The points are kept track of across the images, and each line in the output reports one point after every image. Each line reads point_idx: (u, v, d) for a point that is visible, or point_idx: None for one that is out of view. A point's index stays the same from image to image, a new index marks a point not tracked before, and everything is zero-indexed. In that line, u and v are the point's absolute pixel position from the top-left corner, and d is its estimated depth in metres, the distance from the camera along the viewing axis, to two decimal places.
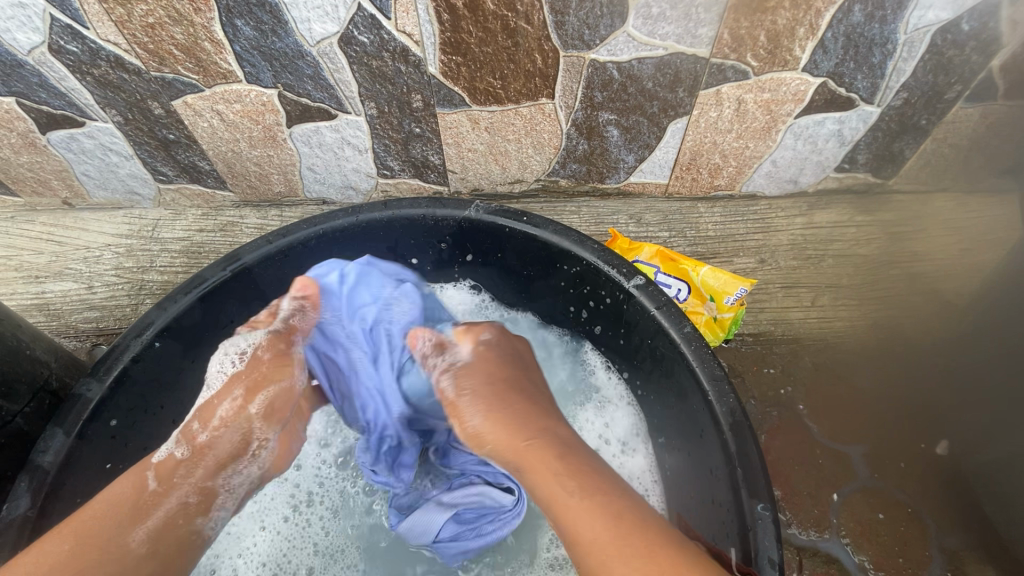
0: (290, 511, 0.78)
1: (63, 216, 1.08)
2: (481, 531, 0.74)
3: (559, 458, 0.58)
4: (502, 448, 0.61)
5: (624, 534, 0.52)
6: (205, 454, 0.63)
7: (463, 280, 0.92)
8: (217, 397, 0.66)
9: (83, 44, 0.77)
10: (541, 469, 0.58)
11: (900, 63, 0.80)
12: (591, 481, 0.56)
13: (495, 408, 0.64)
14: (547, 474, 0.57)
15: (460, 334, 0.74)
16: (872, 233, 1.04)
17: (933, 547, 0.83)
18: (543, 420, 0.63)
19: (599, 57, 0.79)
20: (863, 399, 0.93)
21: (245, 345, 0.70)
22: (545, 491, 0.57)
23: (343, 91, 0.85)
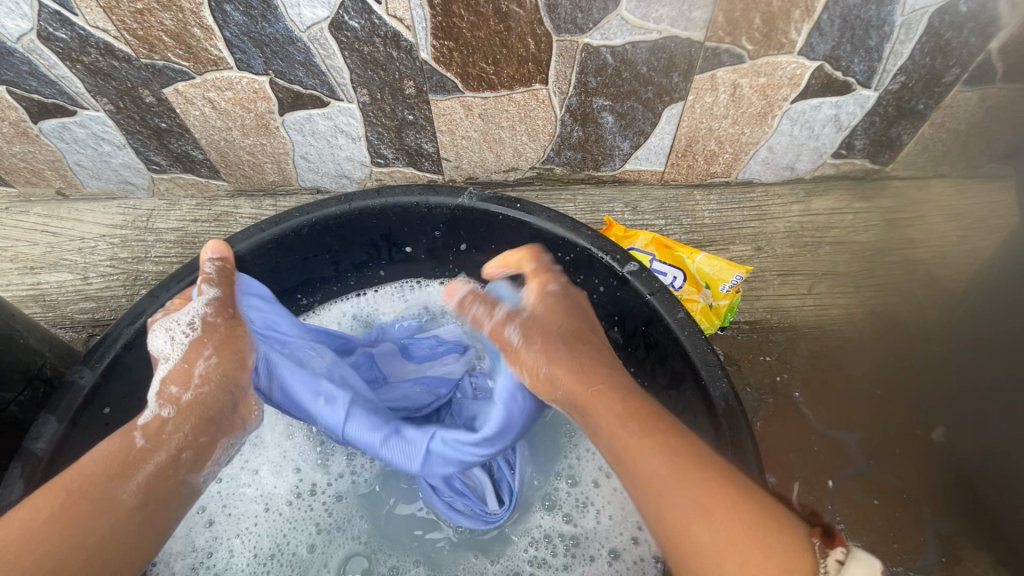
0: (292, 498, 0.78)
1: (57, 207, 1.07)
2: (454, 504, 0.73)
3: (621, 403, 0.55)
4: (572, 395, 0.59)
5: (686, 472, 0.47)
6: (190, 409, 0.61)
7: (456, 270, 0.92)
8: (185, 359, 0.64)
9: (72, 31, 0.77)
10: (603, 410, 0.55)
11: (897, 45, 0.79)
12: (653, 422, 0.52)
13: (558, 359, 0.63)
14: (607, 407, 0.55)
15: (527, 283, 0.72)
16: (870, 219, 1.04)
17: (927, 533, 0.83)
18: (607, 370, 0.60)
19: (592, 42, 0.78)
20: (859, 386, 0.93)
21: (192, 315, 0.67)
22: (603, 428, 0.54)
23: (334, 78, 0.84)
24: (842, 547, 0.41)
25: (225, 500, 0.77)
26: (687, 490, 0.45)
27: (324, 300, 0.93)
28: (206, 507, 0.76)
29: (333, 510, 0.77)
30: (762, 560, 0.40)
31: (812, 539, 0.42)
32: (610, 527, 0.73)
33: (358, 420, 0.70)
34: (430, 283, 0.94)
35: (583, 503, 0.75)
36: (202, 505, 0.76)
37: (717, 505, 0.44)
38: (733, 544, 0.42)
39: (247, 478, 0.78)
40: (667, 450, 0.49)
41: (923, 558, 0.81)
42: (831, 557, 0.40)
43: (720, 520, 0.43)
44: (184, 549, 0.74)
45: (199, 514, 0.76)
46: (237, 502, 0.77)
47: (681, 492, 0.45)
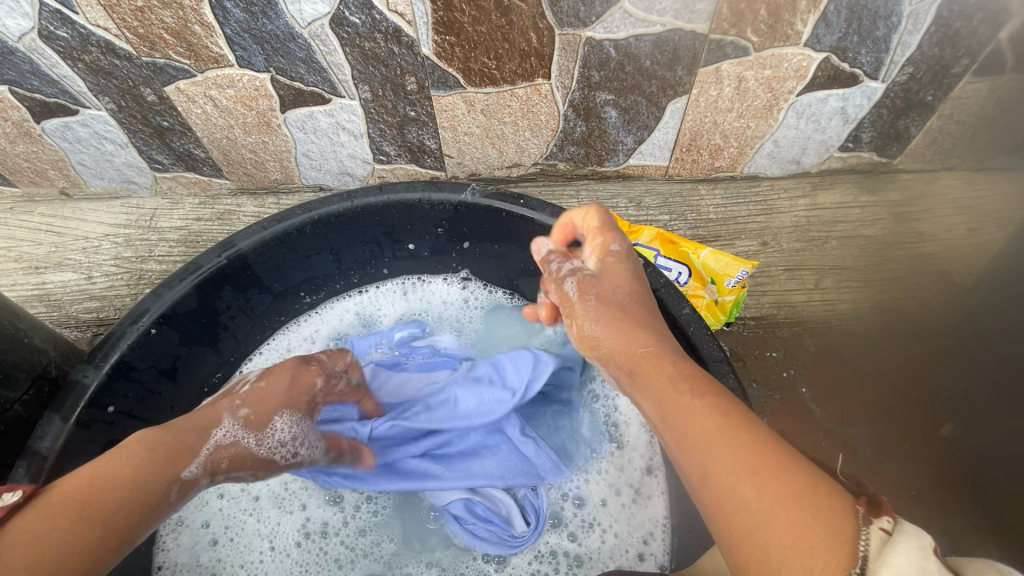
0: (299, 539, 0.75)
1: (60, 207, 1.07)
2: (478, 531, 0.72)
3: (677, 363, 0.51)
4: (620, 353, 0.54)
5: (743, 439, 0.42)
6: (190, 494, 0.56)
7: (459, 269, 0.92)
8: (252, 466, 0.60)
9: (73, 30, 0.77)
10: (655, 372, 0.50)
11: (905, 35, 0.78)
12: (706, 382, 0.48)
13: (613, 315, 0.57)
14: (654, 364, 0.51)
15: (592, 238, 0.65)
16: (877, 213, 1.03)
17: (938, 529, 0.82)
18: (661, 333, 0.55)
19: (595, 35, 0.78)
20: (867, 382, 0.92)
21: (303, 450, 0.63)
22: (654, 387, 0.50)
23: (336, 75, 0.83)
24: (890, 517, 0.37)
25: (229, 520, 0.76)
26: (735, 451, 0.42)
27: (327, 298, 0.93)
28: (210, 522, 0.76)
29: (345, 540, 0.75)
30: (813, 517, 0.37)
31: (858, 507, 0.38)
32: (615, 546, 0.73)
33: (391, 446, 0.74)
34: (431, 279, 0.94)
35: (589, 525, 0.74)
36: (207, 527, 0.76)
37: (764, 462, 0.41)
38: (778, 507, 0.38)
39: (252, 505, 0.77)
40: (718, 409, 0.45)
41: None
42: (876, 525, 0.36)
43: (768, 479, 0.40)
44: (190, 563, 0.74)
45: (204, 533, 0.75)
46: (243, 530, 0.76)
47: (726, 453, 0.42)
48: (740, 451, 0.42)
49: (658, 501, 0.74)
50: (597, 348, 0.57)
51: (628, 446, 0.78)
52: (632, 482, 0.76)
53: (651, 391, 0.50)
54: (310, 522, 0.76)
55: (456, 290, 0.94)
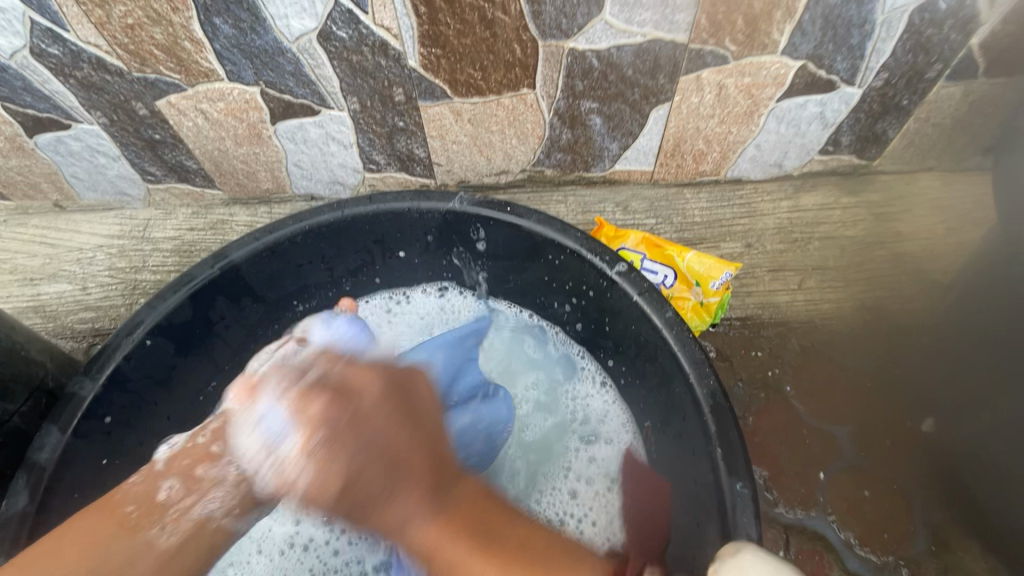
0: (283, 547, 0.80)
1: (54, 219, 1.08)
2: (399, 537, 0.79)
3: (422, 477, 0.55)
4: (362, 496, 0.54)
5: (522, 568, 0.50)
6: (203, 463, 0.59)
7: (439, 280, 0.95)
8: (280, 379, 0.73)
9: (64, 47, 0.78)
10: (395, 504, 0.54)
11: (879, 43, 0.80)
12: (491, 506, 0.56)
13: (326, 454, 0.55)
14: (398, 500, 0.54)
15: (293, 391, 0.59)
16: (858, 214, 1.05)
17: (917, 522, 0.84)
18: (386, 478, 0.54)
19: (578, 46, 0.79)
20: (849, 379, 0.95)
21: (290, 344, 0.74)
22: (409, 532, 0.54)
23: (325, 87, 0.85)
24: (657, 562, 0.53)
25: None
26: None
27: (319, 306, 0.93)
28: None
29: (327, 556, 0.80)
30: None
31: None
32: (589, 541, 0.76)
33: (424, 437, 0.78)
34: (413, 292, 0.96)
35: (561, 520, 0.78)
36: None
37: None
38: None
39: None
40: (487, 555, 0.51)
41: (912, 547, 0.83)
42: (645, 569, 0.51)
43: None
44: None
45: None
46: None
47: None
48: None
49: (642, 495, 0.76)
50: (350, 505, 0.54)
51: (603, 438, 0.83)
52: (608, 471, 0.80)
53: (405, 528, 0.53)
54: (298, 535, 0.81)
55: (433, 301, 0.96)
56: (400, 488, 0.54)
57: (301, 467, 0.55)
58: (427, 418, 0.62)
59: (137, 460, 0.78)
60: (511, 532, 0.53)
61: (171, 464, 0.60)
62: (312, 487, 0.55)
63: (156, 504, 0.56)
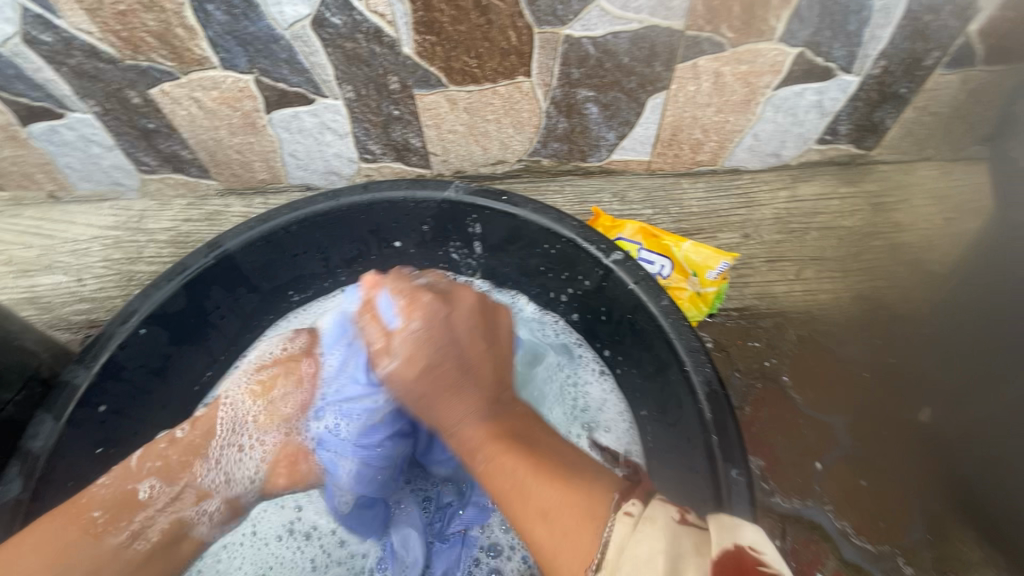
0: (283, 533, 0.80)
1: (48, 210, 1.08)
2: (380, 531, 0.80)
3: (481, 388, 0.63)
4: (433, 380, 0.64)
5: (546, 471, 0.53)
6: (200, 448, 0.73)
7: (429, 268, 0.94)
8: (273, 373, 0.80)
9: (56, 34, 0.78)
10: (453, 399, 0.62)
11: (877, 30, 0.79)
12: (532, 424, 0.62)
13: (420, 336, 0.65)
14: (455, 392, 0.62)
15: (402, 301, 0.68)
16: (856, 204, 1.04)
17: (914, 512, 0.84)
18: (458, 380, 0.63)
19: (574, 33, 0.79)
20: (846, 369, 0.94)
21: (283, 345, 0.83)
22: (458, 422, 0.61)
23: (319, 75, 0.84)
24: (637, 502, 0.46)
25: None
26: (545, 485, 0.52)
27: (314, 296, 0.93)
28: None
29: (330, 545, 0.80)
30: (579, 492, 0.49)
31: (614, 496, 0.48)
32: None
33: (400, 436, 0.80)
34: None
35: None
36: None
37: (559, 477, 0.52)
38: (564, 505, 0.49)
39: None
40: (519, 456, 0.56)
41: (909, 537, 0.83)
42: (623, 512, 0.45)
43: (538, 496, 0.51)
44: None
45: None
46: None
47: (545, 484, 0.52)
48: (550, 486, 0.51)
49: None
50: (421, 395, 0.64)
51: (604, 426, 0.82)
52: (608, 461, 0.80)
53: (456, 416, 0.61)
54: (298, 522, 0.81)
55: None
56: (463, 385, 0.63)
57: (400, 344, 0.66)
58: (503, 343, 0.70)
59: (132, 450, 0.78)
60: (549, 449, 0.57)
61: (142, 461, 0.69)
62: (400, 361, 0.66)
63: (124, 503, 0.65)
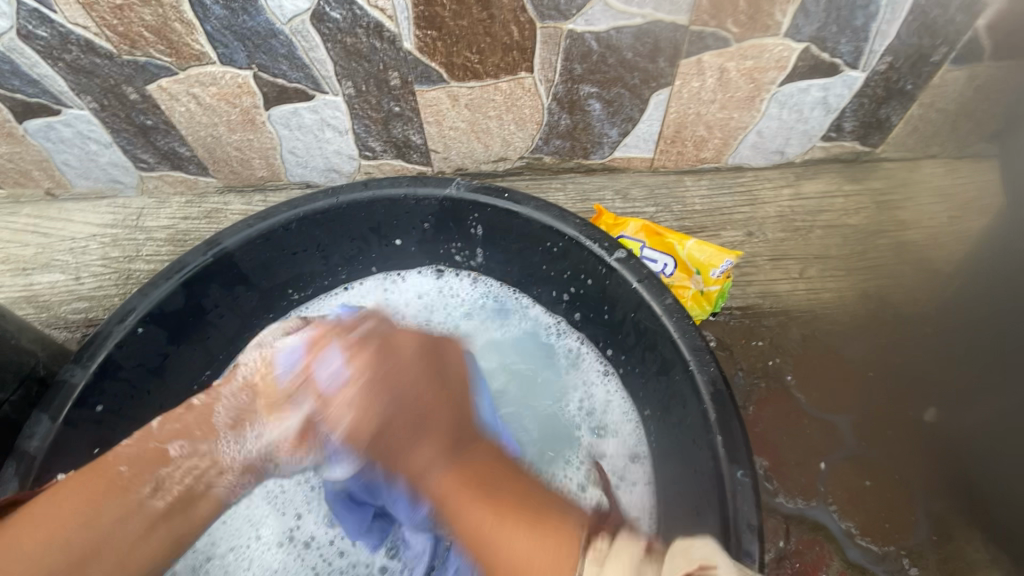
0: (284, 540, 0.80)
1: (46, 208, 1.07)
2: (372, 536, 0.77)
3: (454, 429, 0.61)
4: (390, 428, 0.61)
5: (520, 515, 0.52)
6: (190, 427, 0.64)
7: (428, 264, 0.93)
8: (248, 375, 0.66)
9: (52, 29, 0.77)
10: (420, 444, 0.59)
11: (883, 25, 0.78)
12: (503, 470, 0.58)
13: (368, 389, 0.62)
14: (415, 435, 0.60)
15: (339, 343, 0.65)
16: (861, 202, 1.03)
17: (920, 513, 0.84)
18: (419, 420, 0.61)
19: (576, 28, 0.78)
20: (851, 368, 0.94)
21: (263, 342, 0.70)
22: (423, 469, 0.58)
23: (319, 71, 0.83)
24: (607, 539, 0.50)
25: None
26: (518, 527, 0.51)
27: (313, 295, 0.92)
28: None
29: (330, 554, 0.79)
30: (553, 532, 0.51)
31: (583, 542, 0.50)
32: None
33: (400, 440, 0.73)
34: (408, 272, 0.93)
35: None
36: None
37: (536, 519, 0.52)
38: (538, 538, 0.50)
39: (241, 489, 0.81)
40: (489, 498, 0.54)
41: (914, 538, 0.82)
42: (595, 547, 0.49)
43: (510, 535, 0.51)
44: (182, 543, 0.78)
45: None
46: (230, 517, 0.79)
47: (516, 529, 0.51)
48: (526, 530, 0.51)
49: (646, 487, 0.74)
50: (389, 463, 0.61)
51: (611, 430, 0.81)
52: (616, 469, 0.78)
53: (420, 462, 0.59)
54: (298, 531, 0.80)
55: (430, 282, 0.93)
56: (423, 430, 0.60)
57: (348, 400, 0.62)
58: (455, 380, 0.67)
59: None
60: (500, 475, 0.57)
61: (163, 425, 0.64)
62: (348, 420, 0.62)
63: (152, 461, 0.61)
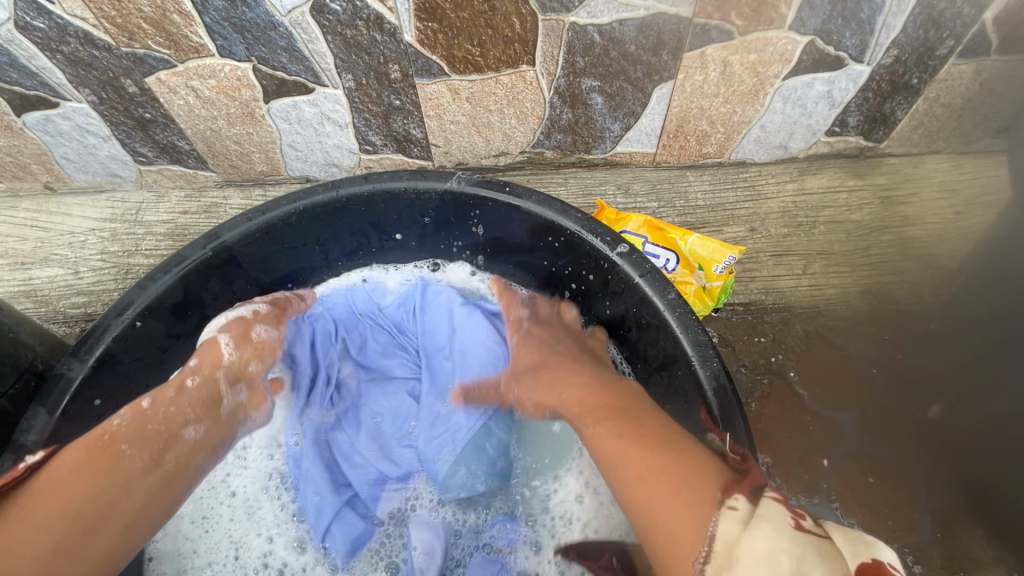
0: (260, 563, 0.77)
1: (45, 202, 1.07)
2: (350, 523, 0.78)
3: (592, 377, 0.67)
4: (542, 369, 0.72)
5: (661, 455, 0.51)
6: (220, 401, 0.72)
7: (423, 258, 0.93)
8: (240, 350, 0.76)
9: (50, 20, 0.76)
10: (564, 384, 0.67)
11: (889, 17, 0.77)
12: (641, 415, 0.58)
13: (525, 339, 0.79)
14: (568, 372, 0.69)
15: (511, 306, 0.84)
16: (864, 197, 1.03)
17: (923, 510, 0.83)
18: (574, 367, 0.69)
19: (579, 20, 0.77)
20: (854, 365, 0.93)
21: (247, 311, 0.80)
22: (570, 405, 0.64)
23: (319, 64, 0.83)
24: (743, 498, 0.44)
25: (205, 511, 0.78)
26: (646, 457, 0.51)
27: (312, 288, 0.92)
28: (186, 515, 0.77)
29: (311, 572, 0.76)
30: (683, 474, 0.48)
31: (717, 490, 0.45)
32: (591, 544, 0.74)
33: (377, 401, 0.86)
34: (403, 266, 0.94)
35: (566, 521, 0.76)
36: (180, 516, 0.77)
37: (670, 466, 0.49)
38: (671, 479, 0.48)
39: (226, 498, 0.79)
40: (629, 431, 0.55)
41: (917, 536, 0.82)
42: (727, 505, 0.43)
43: (643, 468, 0.50)
44: (173, 551, 0.76)
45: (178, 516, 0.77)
46: (212, 528, 0.78)
47: (647, 452, 0.52)
48: (663, 462, 0.50)
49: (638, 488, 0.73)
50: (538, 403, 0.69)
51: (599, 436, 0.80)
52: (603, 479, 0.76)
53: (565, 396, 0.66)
54: (271, 554, 0.77)
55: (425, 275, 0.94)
56: (575, 371, 0.69)
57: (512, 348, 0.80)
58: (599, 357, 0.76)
59: None
60: (655, 425, 0.55)
61: (156, 407, 0.65)
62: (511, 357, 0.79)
63: (153, 438, 0.63)
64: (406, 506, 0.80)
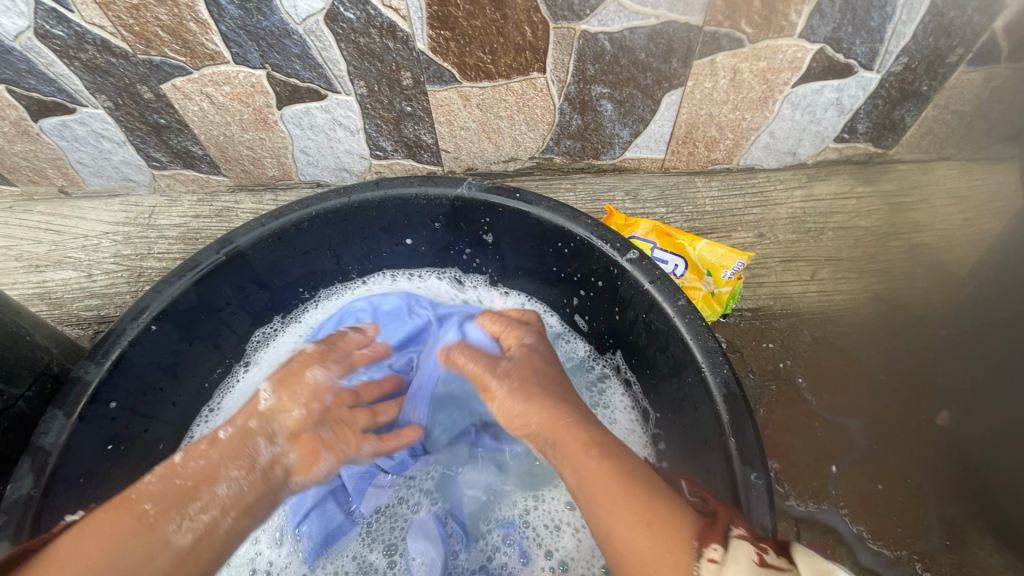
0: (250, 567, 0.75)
1: (60, 205, 1.08)
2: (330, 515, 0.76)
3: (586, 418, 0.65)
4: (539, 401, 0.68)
5: (646, 508, 0.51)
6: (256, 457, 0.64)
7: (445, 270, 0.95)
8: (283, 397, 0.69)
9: (68, 28, 0.77)
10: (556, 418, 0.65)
11: (899, 25, 0.78)
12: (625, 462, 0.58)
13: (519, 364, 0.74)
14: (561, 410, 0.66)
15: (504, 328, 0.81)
16: (873, 204, 1.03)
17: (932, 517, 0.83)
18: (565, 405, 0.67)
19: (590, 28, 0.78)
20: (861, 371, 0.93)
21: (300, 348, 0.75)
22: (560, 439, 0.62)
23: (332, 71, 0.84)
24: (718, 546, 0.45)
25: None
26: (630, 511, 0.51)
27: (325, 293, 0.93)
28: None
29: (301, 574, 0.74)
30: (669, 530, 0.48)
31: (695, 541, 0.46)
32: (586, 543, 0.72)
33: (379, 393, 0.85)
34: (422, 274, 0.95)
35: (557, 528, 0.74)
36: None
37: (655, 520, 0.50)
38: (652, 535, 0.48)
39: None
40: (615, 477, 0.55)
41: (928, 543, 0.81)
42: (707, 557, 0.44)
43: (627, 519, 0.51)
44: None
45: None
46: None
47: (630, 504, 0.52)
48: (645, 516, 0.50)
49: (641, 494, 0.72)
50: (528, 426, 0.67)
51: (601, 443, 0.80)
52: None
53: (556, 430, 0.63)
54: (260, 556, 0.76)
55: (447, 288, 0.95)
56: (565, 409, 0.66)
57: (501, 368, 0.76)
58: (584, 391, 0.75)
59: (142, 446, 0.77)
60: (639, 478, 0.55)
61: (188, 462, 0.61)
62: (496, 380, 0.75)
63: (181, 496, 0.58)
64: (395, 502, 0.78)
